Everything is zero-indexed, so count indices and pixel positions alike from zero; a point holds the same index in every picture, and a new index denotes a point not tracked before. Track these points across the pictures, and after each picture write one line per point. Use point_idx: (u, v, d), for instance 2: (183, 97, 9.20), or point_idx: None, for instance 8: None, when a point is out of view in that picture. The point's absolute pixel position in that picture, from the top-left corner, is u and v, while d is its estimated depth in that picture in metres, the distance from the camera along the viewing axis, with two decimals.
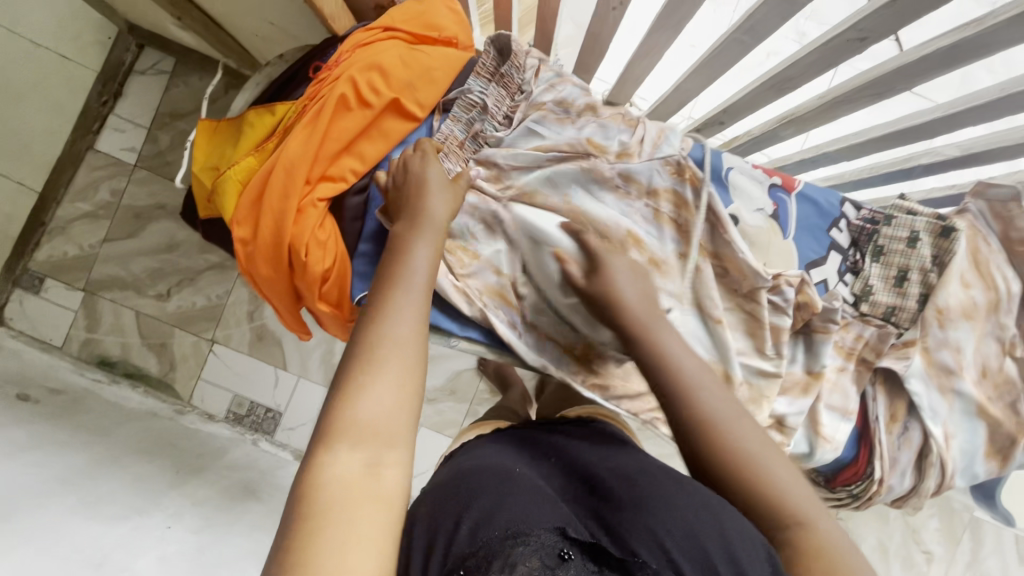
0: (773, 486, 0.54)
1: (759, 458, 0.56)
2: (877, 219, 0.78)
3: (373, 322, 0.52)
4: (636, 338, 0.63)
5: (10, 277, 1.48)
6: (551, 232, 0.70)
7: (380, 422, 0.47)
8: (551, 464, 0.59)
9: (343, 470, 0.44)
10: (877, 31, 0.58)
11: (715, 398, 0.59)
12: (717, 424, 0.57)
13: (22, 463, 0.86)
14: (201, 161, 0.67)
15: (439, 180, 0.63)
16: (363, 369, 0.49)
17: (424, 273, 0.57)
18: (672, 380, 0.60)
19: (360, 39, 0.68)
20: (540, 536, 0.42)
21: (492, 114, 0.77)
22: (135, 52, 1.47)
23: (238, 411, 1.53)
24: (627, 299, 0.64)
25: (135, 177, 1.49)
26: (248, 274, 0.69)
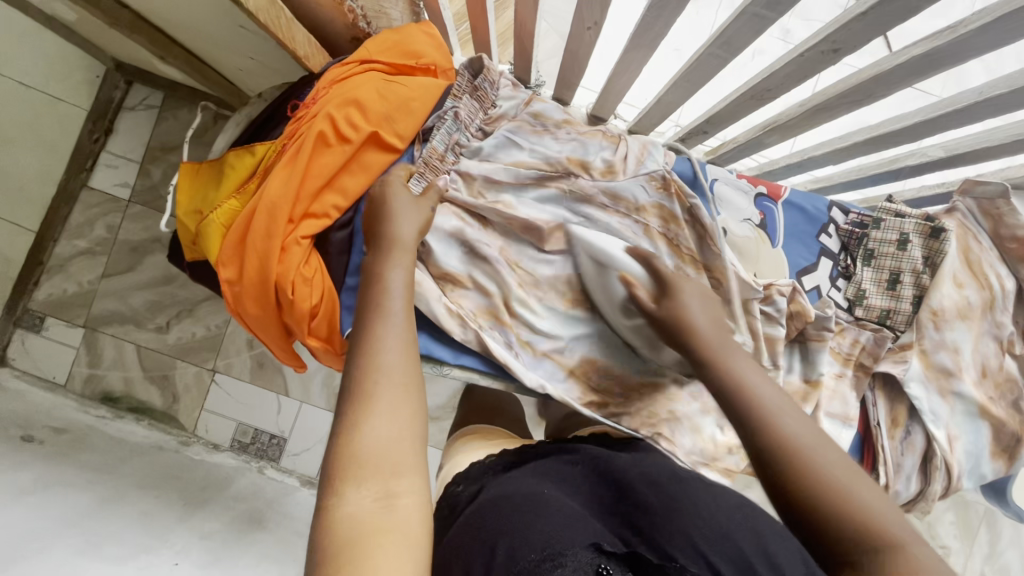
0: (849, 502, 0.44)
1: (840, 480, 0.46)
2: (866, 222, 0.77)
3: (361, 356, 0.51)
4: (705, 362, 0.57)
5: (11, 317, 1.48)
6: (619, 256, 0.69)
7: (386, 453, 0.45)
8: (574, 480, 0.56)
9: (356, 510, 0.41)
10: (851, 42, 0.58)
11: (784, 414, 0.50)
12: (791, 440, 0.48)
13: (28, 507, 0.86)
14: (183, 206, 0.67)
15: (406, 203, 0.64)
16: (358, 406, 0.47)
17: (403, 296, 0.56)
18: (736, 400, 0.53)
19: (336, 75, 0.68)
20: (578, 555, 0.40)
21: (465, 125, 0.77)
22: (123, 89, 1.48)
23: (243, 439, 1.52)
24: (697, 322, 0.60)
25: (130, 213, 1.50)
26: (237, 314, 0.69)
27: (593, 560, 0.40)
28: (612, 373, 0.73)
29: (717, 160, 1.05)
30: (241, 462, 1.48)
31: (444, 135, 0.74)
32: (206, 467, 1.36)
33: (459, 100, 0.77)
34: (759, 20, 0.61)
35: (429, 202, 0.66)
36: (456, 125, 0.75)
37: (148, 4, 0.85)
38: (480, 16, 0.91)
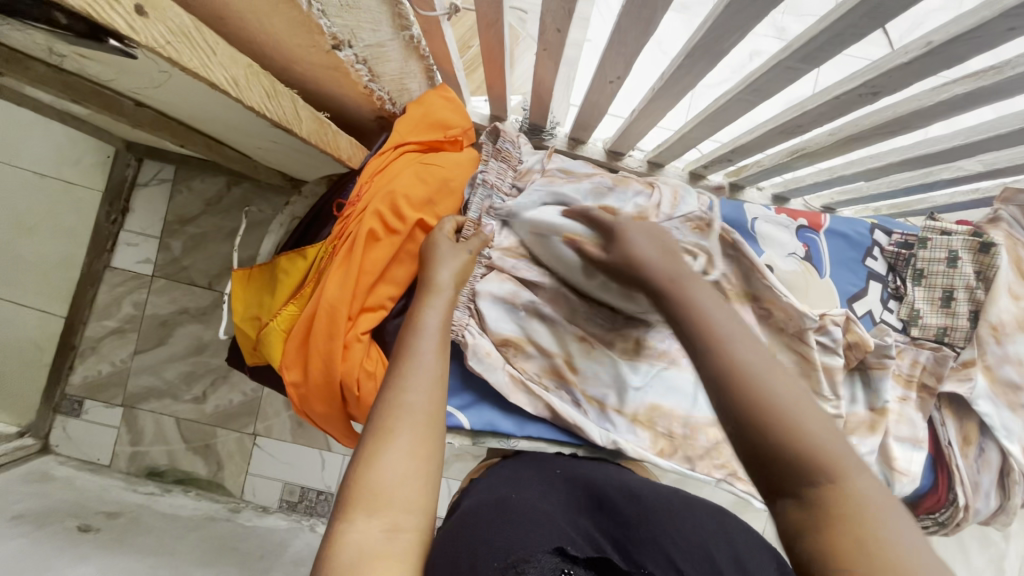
0: (799, 434, 0.43)
1: (794, 413, 0.44)
2: (912, 242, 0.79)
3: (390, 389, 0.52)
4: (660, 295, 0.55)
5: (50, 404, 1.45)
6: (557, 221, 0.69)
7: (398, 490, 0.46)
8: (547, 494, 0.56)
9: (362, 540, 0.42)
10: (890, 87, 0.58)
11: (750, 352, 0.48)
12: (748, 374, 0.46)
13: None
14: (241, 312, 0.70)
15: (450, 247, 0.65)
16: (380, 438, 0.49)
17: (437, 336, 0.57)
18: (699, 330, 0.50)
19: (375, 167, 0.70)
20: (540, 561, 0.38)
21: (496, 187, 0.74)
22: (135, 165, 1.44)
23: (290, 498, 1.47)
24: (645, 257, 0.58)
25: (155, 287, 1.47)
26: (304, 412, 0.69)
27: (557, 564, 0.38)
28: (675, 415, 0.72)
29: (741, 181, 1.05)
30: (292, 522, 1.43)
31: (477, 203, 0.73)
32: (260, 534, 1.31)
33: (487, 165, 0.75)
34: (793, 71, 0.61)
35: (474, 245, 0.67)
36: (491, 191, 0.74)
37: (170, 104, 0.80)
38: (497, 73, 0.91)
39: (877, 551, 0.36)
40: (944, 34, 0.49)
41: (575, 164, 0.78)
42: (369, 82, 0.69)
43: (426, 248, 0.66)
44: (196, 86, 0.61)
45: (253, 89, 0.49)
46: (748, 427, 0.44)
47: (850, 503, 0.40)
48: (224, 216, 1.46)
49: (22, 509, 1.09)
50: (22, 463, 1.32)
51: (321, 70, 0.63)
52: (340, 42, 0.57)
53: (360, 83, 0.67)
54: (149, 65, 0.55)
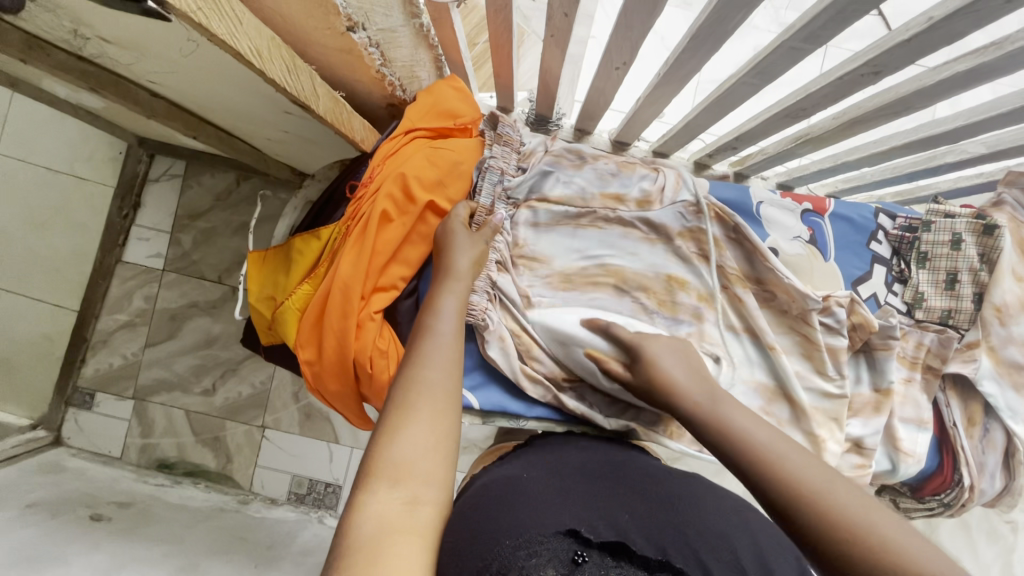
0: (875, 540, 0.43)
1: (861, 519, 0.44)
2: (915, 226, 0.79)
3: (410, 368, 0.54)
4: (696, 420, 0.57)
5: (62, 396, 1.48)
6: (577, 332, 0.69)
7: (417, 463, 0.46)
8: (558, 462, 0.60)
9: (382, 509, 0.43)
10: (892, 65, 0.59)
11: (806, 464, 0.49)
12: (808, 485, 0.48)
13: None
14: (256, 292, 0.72)
15: (466, 237, 0.67)
16: (399, 416, 0.50)
17: (452, 324, 0.59)
18: (747, 456, 0.52)
19: (387, 150, 0.71)
20: (552, 542, 0.41)
21: (502, 170, 0.75)
22: (147, 162, 1.46)
23: (298, 490, 1.48)
24: (676, 380, 0.60)
25: (166, 281, 1.48)
26: (317, 391, 0.71)
27: (569, 548, 0.41)
28: None
29: (745, 170, 1.06)
30: (301, 514, 1.43)
31: (489, 188, 0.75)
32: (269, 525, 1.32)
33: (491, 152, 0.76)
34: (796, 51, 0.62)
35: (484, 235, 0.69)
36: (495, 174, 0.75)
37: (185, 93, 0.82)
38: (504, 62, 0.93)
39: None
40: (944, 9, 0.50)
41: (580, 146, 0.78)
42: (382, 66, 0.70)
43: (442, 235, 0.68)
44: (214, 68, 0.63)
45: (274, 60, 0.51)
46: (819, 544, 0.45)
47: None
48: (234, 210, 1.47)
49: (36, 498, 1.11)
50: (35, 455, 1.34)
51: (336, 54, 0.65)
52: (355, 23, 0.59)
53: (374, 67, 0.68)
54: (171, 44, 0.57)
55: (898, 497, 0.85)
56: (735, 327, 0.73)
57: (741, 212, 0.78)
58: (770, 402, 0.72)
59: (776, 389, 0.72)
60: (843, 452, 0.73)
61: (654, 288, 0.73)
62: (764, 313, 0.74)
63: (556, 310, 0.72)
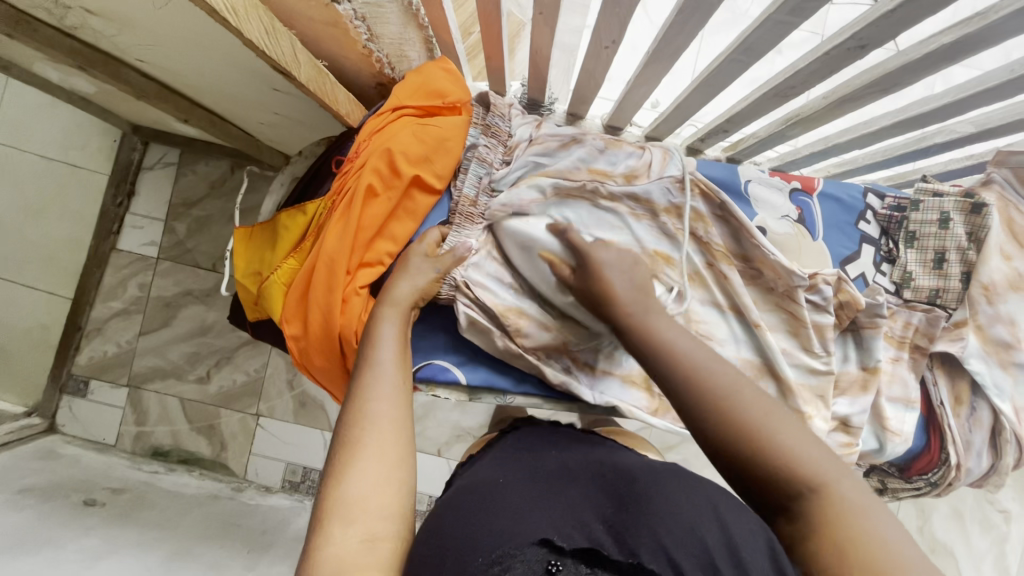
0: (791, 460, 0.47)
1: (769, 429, 0.49)
2: (904, 205, 0.78)
3: (354, 402, 0.53)
4: (631, 335, 0.57)
5: (57, 384, 1.47)
6: (540, 234, 0.69)
7: (368, 496, 0.46)
8: (537, 461, 0.56)
9: (340, 549, 0.43)
10: (878, 38, 0.59)
11: (722, 374, 0.52)
12: (724, 399, 0.51)
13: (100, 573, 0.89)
14: (243, 269, 0.72)
15: (425, 262, 0.66)
16: (345, 454, 0.49)
17: (392, 349, 0.58)
18: (675, 371, 0.54)
19: (374, 126, 0.71)
20: (526, 554, 0.39)
21: (486, 161, 0.75)
22: (141, 149, 1.45)
23: (293, 478, 1.47)
24: (615, 290, 0.59)
25: (160, 269, 1.47)
26: (303, 366, 0.71)
27: (543, 557, 0.39)
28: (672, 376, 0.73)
29: (737, 155, 1.06)
30: (295, 501, 1.43)
31: (473, 181, 0.74)
32: (263, 512, 1.32)
33: (477, 140, 0.76)
34: (783, 25, 0.62)
35: (445, 259, 0.67)
36: (481, 165, 0.74)
37: (173, 72, 0.82)
38: (496, 44, 0.92)
39: (863, 556, 0.42)
40: None
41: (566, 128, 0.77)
42: (368, 42, 0.71)
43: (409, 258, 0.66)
44: (199, 42, 0.63)
45: (253, 23, 0.50)
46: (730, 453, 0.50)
47: (831, 511, 0.45)
48: (227, 197, 1.46)
49: (30, 483, 1.12)
50: (28, 443, 1.33)
51: (322, 28, 0.65)
52: None
53: (360, 41, 0.69)
54: (154, 16, 0.57)
55: (886, 477, 0.86)
56: (721, 304, 0.74)
57: (730, 191, 0.78)
58: (756, 377, 0.72)
59: (762, 367, 0.72)
60: (830, 430, 0.73)
61: None
62: (750, 290, 0.74)
63: (521, 221, 0.70)
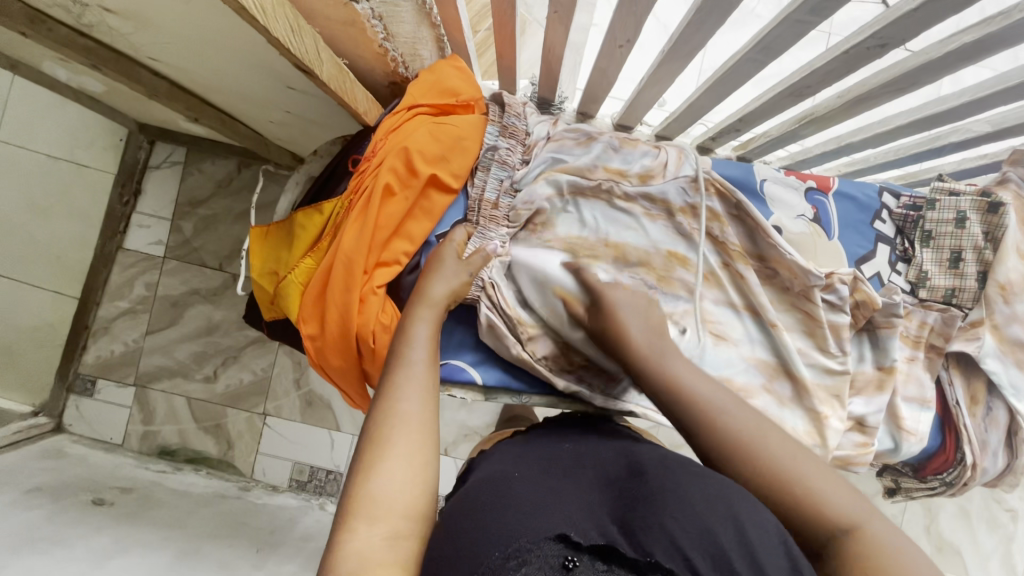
0: (818, 504, 0.48)
1: (790, 468, 0.51)
2: (920, 204, 0.78)
3: (385, 400, 0.53)
4: (648, 378, 0.60)
5: (64, 383, 1.46)
6: (553, 270, 0.70)
7: (397, 497, 0.46)
8: (550, 456, 0.55)
9: (365, 546, 0.42)
10: (898, 37, 0.59)
11: (738, 418, 0.55)
12: (743, 446, 0.53)
13: (111, 572, 0.89)
14: (259, 268, 0.73)
15: (453, 263, 0.65)
16: (374, 450, 0.49)
17: (424, 349, 0.57)
18: (696, 417, 0.56)
19: (389, 125, 0.71)
20: (543, 549, 0.39)
21: (506, 163, 0.74)
22: (148, 148, 1.44)
23: (300, 477, 1.47)
24: (631, 331, 0.62)
25: (167, 268, 1.47)
26: (320, 366, 0.71)
27: (560, 553, 0.39)
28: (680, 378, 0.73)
29: (748, 154, 1.06)
30: (302, 501, 1.43)
31: (494, 184, 0.73)
32: (270, 511, 1.32)
33: (497, 141, 0.74)
34: (801, 25, 0.62)
35: (474, 262, 0.67)
36: (501, 168, 0.73)
37: (186, 71, 0.81)
38: (507, 43, 0.92)
39: None
40: None
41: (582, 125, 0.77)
42: (384, 41, 0.71)
43: (430, 259, 0.66)
44: (215, 41, 0.63)
45: (278, 22, 0.50)
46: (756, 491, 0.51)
47: (866, 552, 0.45)
48: (234, 196, 1.45)
49: (39, 482, 1.12)
50: (36, 442, 1.33)
51: (339, 27, 0.65)
52: None
53: (376, 40, 0.69)
54: (172, 14, 0.57)
55: (899, 478, 0.86)
56: (737, 304, 0.73)
57: (745, 190, 0.78)
58: (772, 377, 0.72)
59: (779, 367, 0.72)
60: (846, 430, 0.73)
61: (654, 265, 0.73)
62: (766, 290, 0.74)
63: (530, 249, 0.72)
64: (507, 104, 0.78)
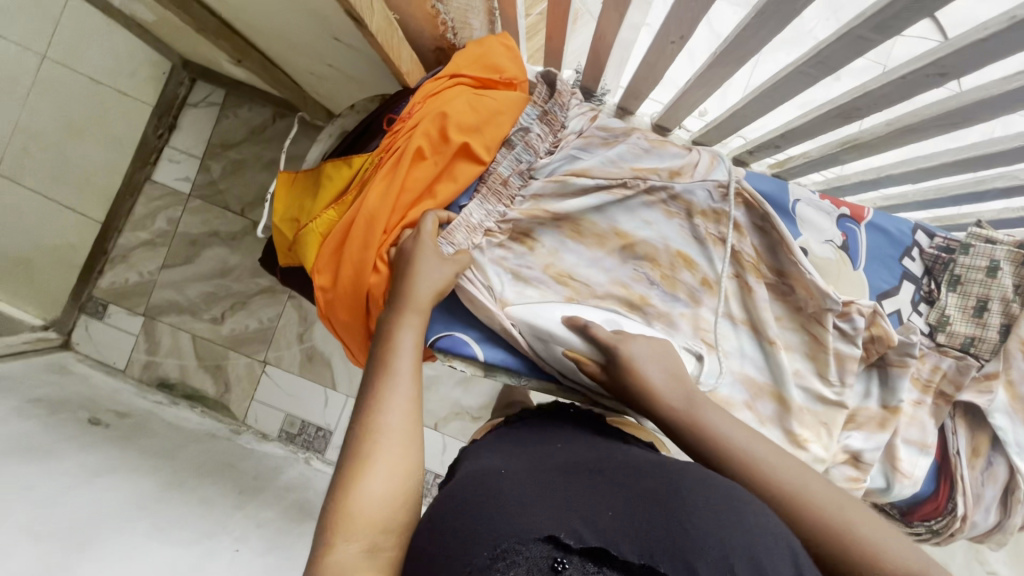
0: (881, 555, 0.46)
1: (847, 519, 0.48)
2: (953, 247, 0.76)
3: (366, 411, 0.52)
4: (682, 429, 0.57)
5: (77, 303, 1.50)
6: (557, 329, 0.66)
7: (379, 509, 0.46)
8: (546, 452, 0.54)
9: (346, 559, 0.43)
10: (961, 67, 0.57)
11: (782, 467, 0.53)
12: (791, 492, 0.51)
13: (95, 492, 0.91)
14: (281, 213, 0.73)
15: (433, 253, 0.63)
16: (356, 464, 0.49)
17: (410, 357, 0.57)
18: (746, 474, 0.53)
19: (429, 89, 0.70)
20: (530, 550, 0.38)
21: (534, 149, 0.74)
22: (188, 85, 1.47)
23: (290, 430, 1.49)
24: (655, 385, 0.60)
25: (191, 206, 1.48)
26: (326, 319, 0.72)
27: (548, 554, 0.38)
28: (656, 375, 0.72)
29: (783, 174, 1.05)
30: (288, 452, 1.45)
31: (510, 162, 0.73)
32: (257, 457, 1.34)
33: (531, 124, 0.75)
34: (863, 41, 0.60)
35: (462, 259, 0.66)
36: (526, 151, 0.74)
37: (238, 9, 0.82)
38: (558, 26, 0.91)
39: None
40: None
41: (619, 122, 0.77)
42: (437, 3, 0.71)
43: (409, 257, 0.63)
44: None
45: None
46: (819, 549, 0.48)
47: None
48: (265, 144, 1.46)
49: (42, 394, 1.15)
50: (43, 355, 1.37)
51: None
52: None
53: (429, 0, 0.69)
54: None
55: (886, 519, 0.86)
56: (736, 318, 0.73)
57: (777, 207, 0.76)
58: (756, 396, 0.72)
59: (767, 387, 0.72)
60: (838, 462, 0.72)
61: (660, 261, 0.73)
62: (776, 305, 0.73)
63: (538, 304, 0.70)
64: (558, 90, 0.76)
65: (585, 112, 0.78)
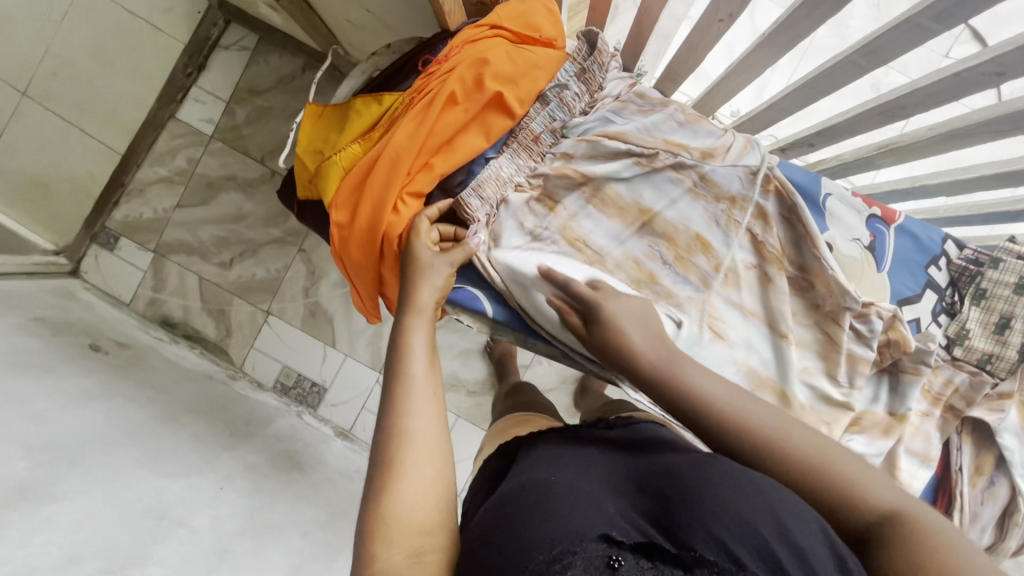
0: (855, 490, 0.45)
1: (823, 460, 0.46)
2: (982, 260, 0.74)
3: (390, 416, 0.51)
4: (659, 380, 0.53)
5: (89, 232, 1.49)
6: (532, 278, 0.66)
7: (414, 518, 0.45)
8: (584, 461, 0.53)
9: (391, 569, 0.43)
10: (1020, 68, 0.55)
11: (761, 413, 0.50)
12: (769, 434, 0.48)
13: (88, 413, 0.91)
14: (304, 144, 0.72)
15: (432, 258, 0.63)
16: (386, 474, 0.47)
17: (423, 363, 0.55)
18: (723, 425, 0.50)
19: (469, 36, 0.68)
20: (586, 550, 0.38)
21: (567, 107, 0.75)
22: (222, 27, 1.45)
23: (285, 381, 1.49)
24: (630, 340, 0.56)
25: (212, 148, 1.48)
26: (339, 257, 0.71)
27: (604, 553, 0.37)
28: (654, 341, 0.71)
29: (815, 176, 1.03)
30: (282, 403, 1.45)
31: (543, 120, 0.74)
32: (250, 403, 1.34)
33: (568, 81, 0.75)
34: (921, 31, 0.58)
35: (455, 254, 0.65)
36: (560, 108, 0.74)
37: None
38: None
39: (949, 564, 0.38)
40: None
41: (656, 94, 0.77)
42: None
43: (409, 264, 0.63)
44: None
45: None
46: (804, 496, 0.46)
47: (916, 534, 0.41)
48: (292, 93, 1.45)
49: (45, 314, 1.15)
50: (49, 279, 1.37)
51: None
52: None
53: None
54: None
55: None
56: (751, 310, 0.71)
57: (807, 198, 0.74)
58: (758, 389, 0.70)
59: (771, 382, 0.70)
60: None
61: (680, 241, 0.72)
62: (794, 301, 0.71)
63: (524, 253, 0.70)
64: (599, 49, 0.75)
65: (623, 78, 0.79)
